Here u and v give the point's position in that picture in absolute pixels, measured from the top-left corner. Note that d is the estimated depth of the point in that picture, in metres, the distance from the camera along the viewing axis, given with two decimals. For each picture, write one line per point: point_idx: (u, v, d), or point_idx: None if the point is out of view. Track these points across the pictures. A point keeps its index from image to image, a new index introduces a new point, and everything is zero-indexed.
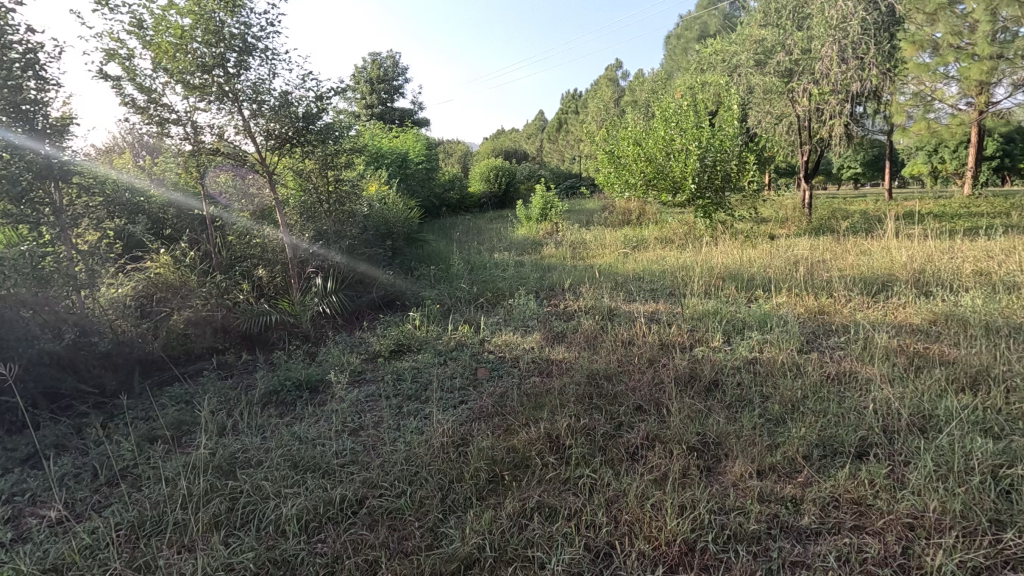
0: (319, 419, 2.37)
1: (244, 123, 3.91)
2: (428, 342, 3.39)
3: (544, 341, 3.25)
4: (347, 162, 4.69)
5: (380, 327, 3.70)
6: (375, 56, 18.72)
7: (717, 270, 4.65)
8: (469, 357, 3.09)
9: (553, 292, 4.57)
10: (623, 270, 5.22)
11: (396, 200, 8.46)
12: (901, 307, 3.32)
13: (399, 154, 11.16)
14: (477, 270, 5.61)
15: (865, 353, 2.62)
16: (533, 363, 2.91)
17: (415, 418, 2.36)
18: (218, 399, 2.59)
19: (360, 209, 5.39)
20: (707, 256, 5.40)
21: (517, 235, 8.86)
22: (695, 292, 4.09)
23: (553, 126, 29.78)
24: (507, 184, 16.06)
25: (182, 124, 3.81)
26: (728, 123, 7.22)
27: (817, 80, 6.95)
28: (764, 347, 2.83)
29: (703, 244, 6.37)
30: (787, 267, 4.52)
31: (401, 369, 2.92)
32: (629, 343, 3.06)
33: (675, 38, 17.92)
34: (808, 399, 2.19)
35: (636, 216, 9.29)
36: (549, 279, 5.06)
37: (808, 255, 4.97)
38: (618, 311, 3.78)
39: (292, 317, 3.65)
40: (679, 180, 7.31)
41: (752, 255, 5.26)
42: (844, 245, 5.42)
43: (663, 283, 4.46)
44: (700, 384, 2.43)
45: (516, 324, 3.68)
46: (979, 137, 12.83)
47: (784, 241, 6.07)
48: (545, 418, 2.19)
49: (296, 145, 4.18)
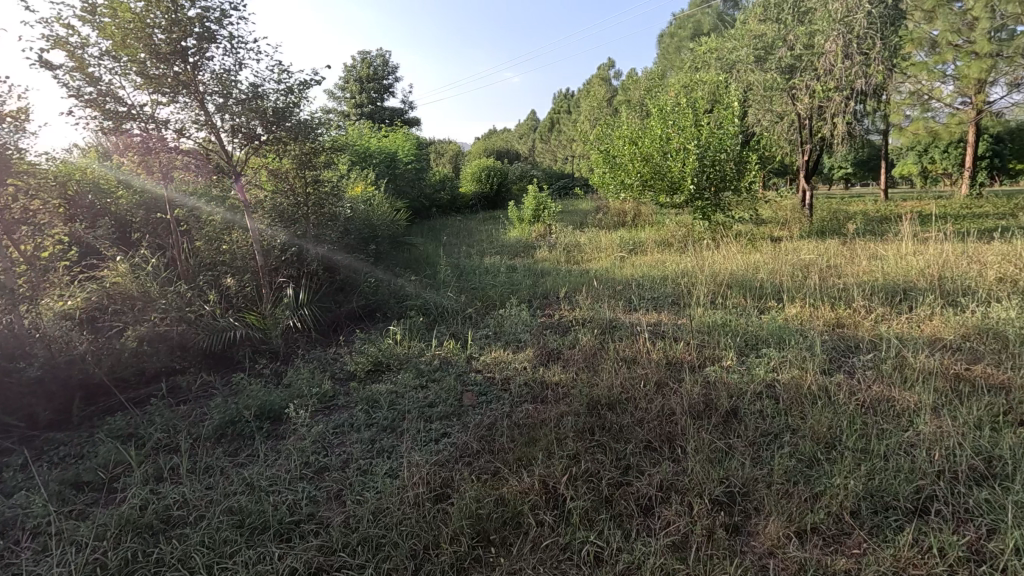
0: (277, 460, 2.05)
1: (207, 120, 3.57)
2: (410, 360, 3.07)
3: (538, 359, 2.93)
4: (326, 161, 4.37)
5: (358, 343, 3.37)
6: (364, 55, 18.39)
7: (722, 276, 4.36)
8: (454, 378, 2.77)
9: (548, 301, 4.28)
10: (622, 276, 4.92)
11: (383, 201, 8.13)
12: (928, 318, 3.04)
13: (387, 154, 10.83)
14: (467, 275, 5.28)
15: (899, 376, 2.33)
16: (526, 386, 2.60)
17: (390, 459, 2.04)
18: (163, 433, 2.26)
19: (341, 210, 5.05)
20: (709, 261, 5.12)
21: (509, 237, 8.55)
22: (699, 301, 3.81)
23: (546, 126, 29.52)
24: (498, 184, 15.73)
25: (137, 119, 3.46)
26: (727, 121, 6.94)
27: (819, 77, 6.69)
28: (783, 368, 2.54)
29: (703, 248, 6.09)
30: (796, 274, 4.24)
31: (378, 394, 2.61)
32: (632, 362, 2.75)
33: (668, 37, 17.64)
34: (843, 435, 1.90)
35: (631, 217, 9.01)
36: (542, 285, 4.76)
37: (816, 260, 4.70)
38: (618, 323, 3.48)
39: (261, 332, 3.32)
40: (677, 181, 7.04)
41: (757, 259, 4.98)
42: (852, 248, 5.16)
43: (665, 291, 4.17)
44: (715, 413, 2.13)
45: (507, 338, 3.37)
46: (977, 137, 12.66)
47: (788, 244, 5.82)
48: (539, 459, 1.88)
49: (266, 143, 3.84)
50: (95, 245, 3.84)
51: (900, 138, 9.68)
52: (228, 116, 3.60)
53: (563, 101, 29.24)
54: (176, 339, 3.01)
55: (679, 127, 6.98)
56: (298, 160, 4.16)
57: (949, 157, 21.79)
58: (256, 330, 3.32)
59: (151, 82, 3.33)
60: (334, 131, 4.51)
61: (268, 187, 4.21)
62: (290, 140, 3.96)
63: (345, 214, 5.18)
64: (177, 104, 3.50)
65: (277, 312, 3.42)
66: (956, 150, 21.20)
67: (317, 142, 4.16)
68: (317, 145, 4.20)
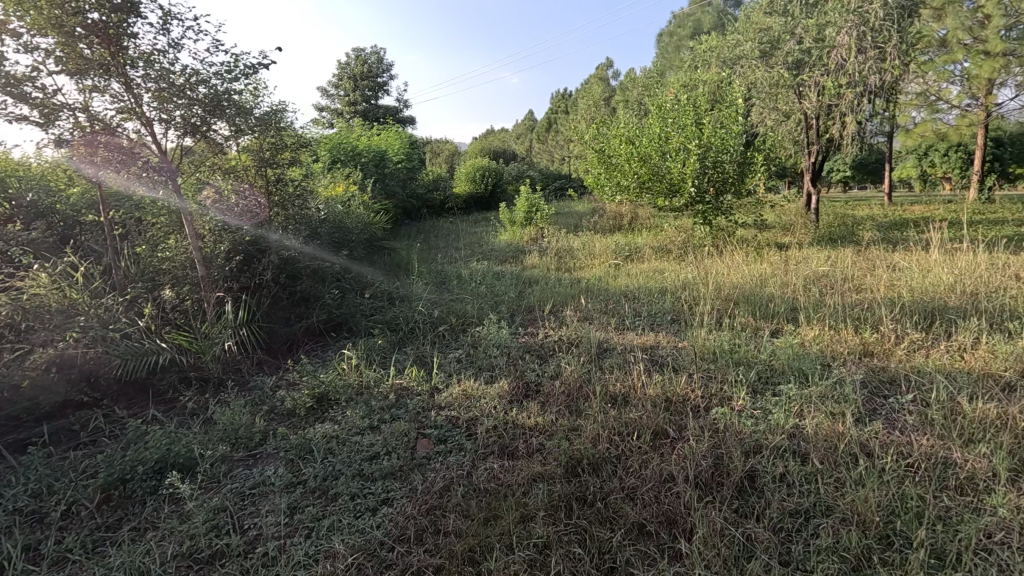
0: (167, 542, 1.60)
1: (139, 109, 3.05)
2: (363, 392, 2.59)
3: (513, 393, 2.48)
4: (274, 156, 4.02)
5: (308, 368, 2.91)
6: (358, 52, 17.95)
7: (726, 290, 3.91)
8: (411, 418, 2.31)
9: (532, 316, 3.82)
10: (615, 288, 4.47)
11: (364, 202, 7.66)
12: (971, 348, 2.59)
13: (374, 153, 10.38)
14: (447, 284, 4.82)
15: (956, 431, 1.87)
16: (495, 432, 2.13)
17: (310, 540, 1.59)
18: (30, 498, 1.79)
19: (307, 212, 4.58)
20: (711, 272, 4.67)
21: (498, 240, 8.09)
22: (704, 321, 3.35)
23: (542, 126, 29.08)
24: (493, 185, 15.29)
25: (71, 107, 2.92)
26: (732, 119, 6.50)
27: (829, 73, 6.25)
28: (809, 413, 2.07)
29: (705, 256, 5.65)
30: (810, 288, 3.79)
31: (314, 440, 2.13)
32: (624, 402, 2.29)
33: (667, 36, 17.15)
34: (897, 522, 1.45)
35: (628, 221, 8.54)
36: (528, 298, 4.30)
37: (830, 272, 4.26)
38: (610, 349, 3.00)
39: (193, 355, 2.83)
40: (677, 183, 6.58)
41: (764, 270, 4.53)
42: (867, 259, 4.71)
43: (663, 306, 3.72)
44: (728, 481, 1.68)
45: (480, 365, 2.89)
46: (985, 139, 12.24)
47: (796, 253, 5.38)
48: (497, 554, 1.43)
49: (202, 134, 3.31)
50: (14, 252, 3.36)
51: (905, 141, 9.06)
52: (162, 105, 3.08)
53: (561, 101, 28.82)
54: (85, 366, 2.52)
55: (680, 126, 6.54)
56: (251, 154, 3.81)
57: (949, 161, 21.48)
58: (188, 353, 2.84)
59: (73, 62, 2.81)
60: (292, 124, 4.08)
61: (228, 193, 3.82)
62: (236, 131, 3.49)
63: (312, 216, 4.70)
64: (106, 91, 2.97)
65: (214, 331, 2.94)
66: (956, 154, 20.88)
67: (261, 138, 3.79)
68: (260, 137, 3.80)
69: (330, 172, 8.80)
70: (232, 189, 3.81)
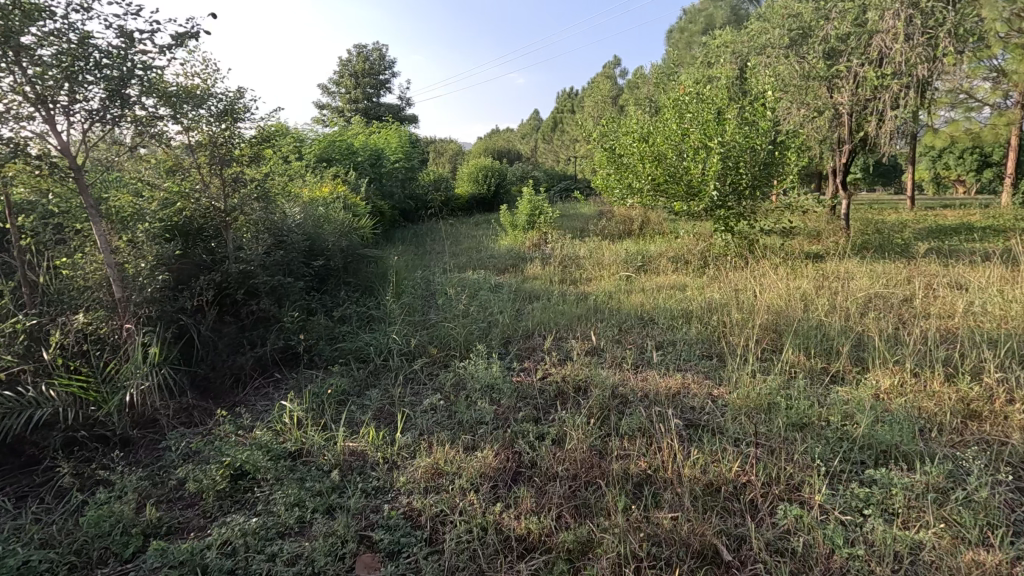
0: None
1: (37, 90, 2.33)
2: (303, 465, 1.96)
3: (500, 473, 1.84)
4: (215, 144, 3.44)
5: (244, 421, 2.29)
6: (359, 49, 17.34)
7: (765, 314, 3.25)
8: (356, 514, 1.68)
9: (530, 346, 3.16)
10: (629, 308, 3.81)
11: (353, 205, 7.06)
12: None
13: (369, 152, 9.77)
14: (435, 300, 4.19)
15: None
16: (468, 544, 1.50)
17: None
18: None
19: (273, 216, 3.97)
20: (740, 290, 4.02)
21: (498, 246, 7.46)
22: (744, 359, 2.69)
23: (548, 125, 28.48)
24: (497, 185, 14.65)
25: None
26: (758, 113, 5.81)
27: (869, 63, 5.60)
28: (928, 529, 1.42)
29: (729, 269, 5.00)
30: (867, 316, 3.14)
31: (211, 554, 1.50)
32: (652, 497, 1.65)
33: (678, 32, 16.46)
34: None
35: (638, 226, 7.87)
36: (529, 319, 3.66)
37: (882, 292, 3.61)
38: (628, 400, 2.35)
39: (90, 407, 2.22)
40: (696, 185, 5.94)
41: (802, 287, 3.88)
42: (923, 275, 4.05)
43: (690, 336, 3.07)
44: None
45: (460, 420, 2.25)
46: (1016, 140, 11.50)
47: (833, 266, 4.74)
48: None
49: (111, 121, 2.59)
50: None
51: (928, 141, 9.01)
52: (66, 85, 2.36)
53: (567, 100, 28.14)
54: None
55: (699, 122, 5.92)
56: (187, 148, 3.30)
57: (963, 163, 20.81)
58: (87, 403, 2.22)
59: None
60: (235, 110, 3.49)
61: (184, 186, 3.45)
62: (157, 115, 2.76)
63: (279, 220, 4.09)
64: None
65: (123, 373, 2.31)
66: (972, 156, 20.19)
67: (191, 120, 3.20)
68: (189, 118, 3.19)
69: (319, 172, 8.18)
70: (194, 180, 3.47)
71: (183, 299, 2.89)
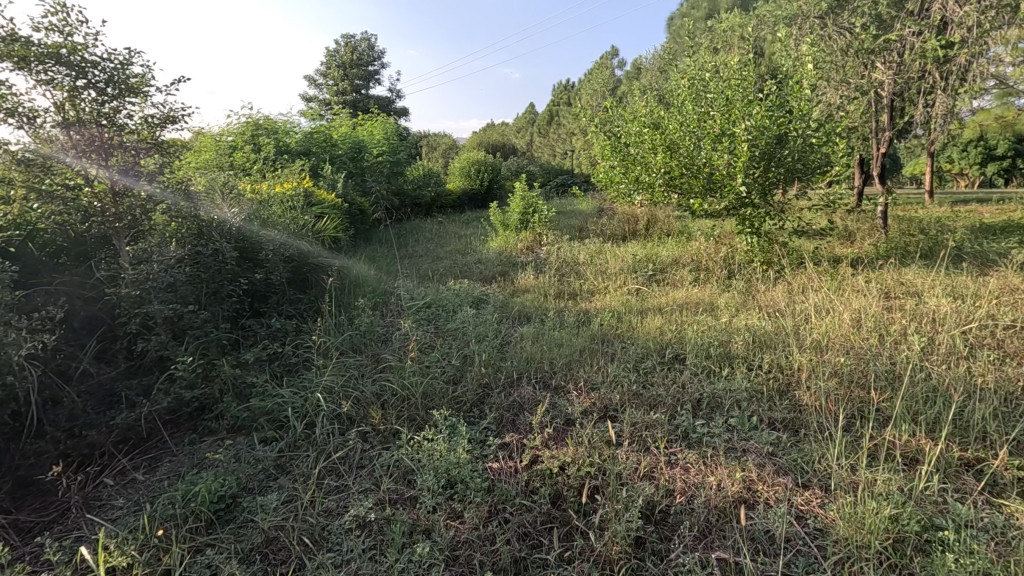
0: None
1: None
2: None
3: None
4: (97, 128, 2.59)
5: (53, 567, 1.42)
6: (346, 38, 16.32)
7: (837, 355, 2.36)
8: None
9: (515, 402, 2.27)
10: (647, 338, 2.91)
11: (320, 203, 6.13)
12: None
13: (348, 144, 8.80)
14: (397, 326, 3.29)
15: None
16: None
17: None
18: None
19: (191, 220, 3.06)
20: (786, 312, 3.14)
21: (486, 249, 6.57)
22: (832, 436, 1.80)
23: (542, 119, 27.51)
24: (488, 181, 13.73)
25: None
26: (792, 93, 4.86)
27: (926, 31, 4.72)
28: None
29: (760, 281, 4.13)
30: (982, 359, 2.25)
31: None
32: None
33: (680, 19, 15.48)
34: None
35: (644, 225, 6.96)
36: (514, 354, 2.75)
37: (982, 317, 2.71)
38: (666, 529, 1.48)
39: None
40: (719, 178, 5.02)
41: (868, 307, 2.99)
42: (1018, 291, 3.17)
43: (741, 391, 2.17)
44: None
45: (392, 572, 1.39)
46: None
47: (888, 275, 3.88)
48: None
49: None
50: None
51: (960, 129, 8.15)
52: None
53: (562, 92, 27.17)
54: None
55: (721, 103, 4.97)
56: (60, 129, 2.46)
57: (968, 157, 20.02)
58: None
59: None
60: (122, 81, 2.60)
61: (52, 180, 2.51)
62: None
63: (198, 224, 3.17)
64: None
65: None
66: (976, 149, 19.40)
67: (11, 65, 2.29)
68: (21, 70, 2.34)
69: (286, 166, 7.24)
70: (68, 174, 2.55)
71: (13, 346, 1.83)
